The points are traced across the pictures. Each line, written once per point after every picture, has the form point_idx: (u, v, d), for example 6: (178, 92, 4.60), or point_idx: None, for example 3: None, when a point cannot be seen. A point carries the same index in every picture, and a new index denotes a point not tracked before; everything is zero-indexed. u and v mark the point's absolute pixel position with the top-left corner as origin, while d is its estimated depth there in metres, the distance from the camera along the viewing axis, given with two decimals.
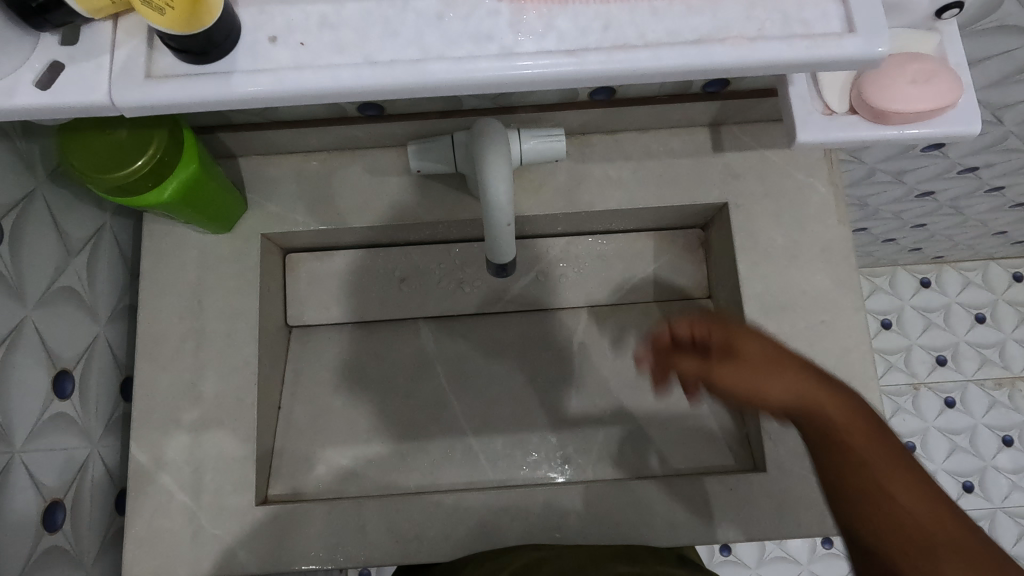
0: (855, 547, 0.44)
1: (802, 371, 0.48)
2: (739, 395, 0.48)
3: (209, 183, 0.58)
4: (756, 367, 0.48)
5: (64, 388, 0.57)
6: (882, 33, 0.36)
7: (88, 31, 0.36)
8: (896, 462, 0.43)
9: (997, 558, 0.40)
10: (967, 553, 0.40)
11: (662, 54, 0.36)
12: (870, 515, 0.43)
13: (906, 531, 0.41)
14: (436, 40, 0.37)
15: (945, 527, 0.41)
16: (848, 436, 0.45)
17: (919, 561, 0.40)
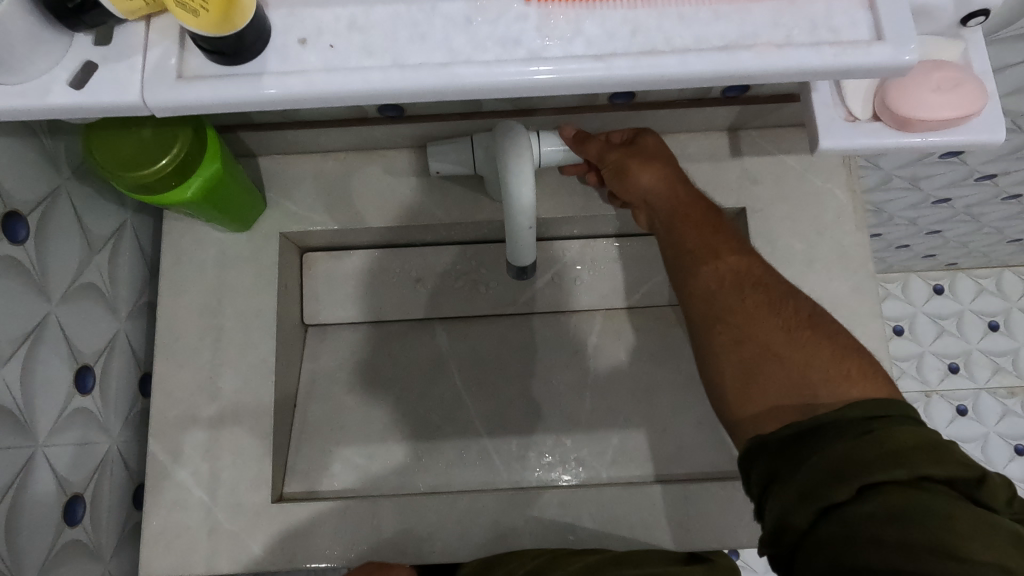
0: (701, 319, 0.54)
1: (674, 182, 0.57)
2: (622, 183, 0.58)
3: (231, 182, 0.59)
4: (639, 165, 0.57)
5: (85, 383, 0.57)
6: (911, 40, 0.36)
7: (122, 31, 0.37)
8: (734, 248, 0.55)
9: (808, 313, 0.51)
10: (777, 307, 0.52)
11: (690, 60, 0.36)
12: (720, 291, 0.53)
13: (744, 294, 0.52)
14: (464, 44, 0.37)
15: (768, 286, 0.53)
16: (706, 236, 0.55)
17: (748, 322, 0.51)
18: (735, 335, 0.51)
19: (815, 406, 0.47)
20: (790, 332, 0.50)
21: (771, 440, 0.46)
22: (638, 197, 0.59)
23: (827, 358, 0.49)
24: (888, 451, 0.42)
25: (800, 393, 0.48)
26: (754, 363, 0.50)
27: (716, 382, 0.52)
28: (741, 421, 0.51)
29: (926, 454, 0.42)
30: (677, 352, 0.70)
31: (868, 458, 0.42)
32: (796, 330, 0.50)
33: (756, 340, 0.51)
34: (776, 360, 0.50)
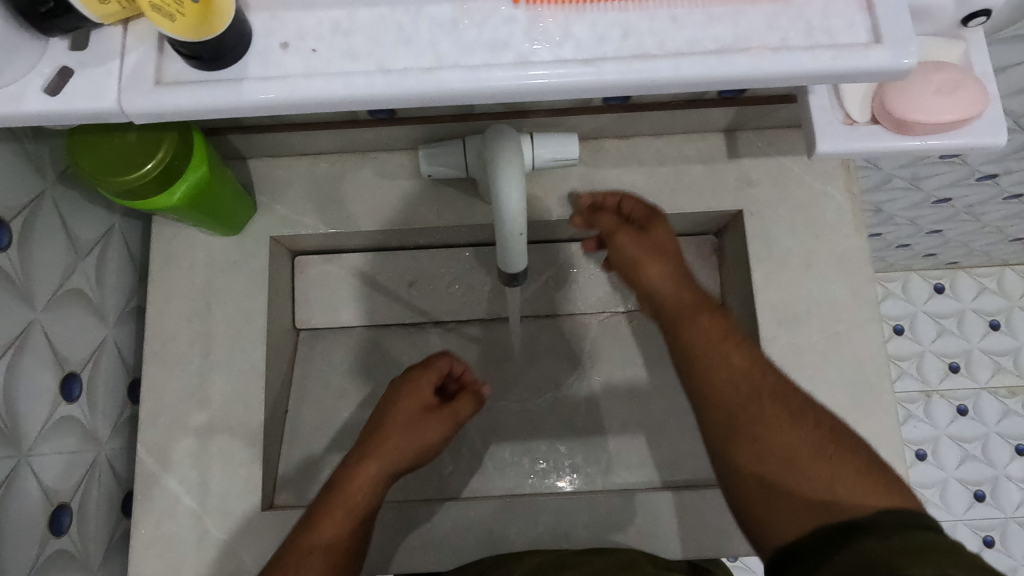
0: (715, 428, 0.51)
1: (679, 280, 0.59)
2: (631, 267, 0.61)
3: (218, 186, 0.58)
4: (646, 250, 0.60)
5: (71, 391, 0.57)
6: (910, 44, 0.35)
7: (98, 35, 0.36)
8: (747, 357, 0.53)
9: (832, 428, 0.48)
10: (797, 420, 0.48)
11: (682, 64, 0.35)
12: (730, 397, 0.51)
13: (757, 402, 0.50)
14: (450, 48, 0.36)
15: (784, 397, 0.50)
16: (715, 339, 0.54)
17: (766, 425, 0.49)
18: (754, 440, 0.48)
19: (837, 514, 0.43)
20: (813, 443, 0.47)
21: (794, 547, 0.44)
22: (646, 284, 0.60)
23: (853, 472, 0.45)
24: (901, 549, 0.37)
25: (822, 504, 0.44)
26: (771, 477, 0.47)
27: (738, 495, 0.49)
28: (763, 536, 0.47)
29: (943, 556, 0.36)
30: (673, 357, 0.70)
31: (876, 555, 0.38)
32: (818, 441, 0.47)
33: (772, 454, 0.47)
34: (796, 472, 0.46)
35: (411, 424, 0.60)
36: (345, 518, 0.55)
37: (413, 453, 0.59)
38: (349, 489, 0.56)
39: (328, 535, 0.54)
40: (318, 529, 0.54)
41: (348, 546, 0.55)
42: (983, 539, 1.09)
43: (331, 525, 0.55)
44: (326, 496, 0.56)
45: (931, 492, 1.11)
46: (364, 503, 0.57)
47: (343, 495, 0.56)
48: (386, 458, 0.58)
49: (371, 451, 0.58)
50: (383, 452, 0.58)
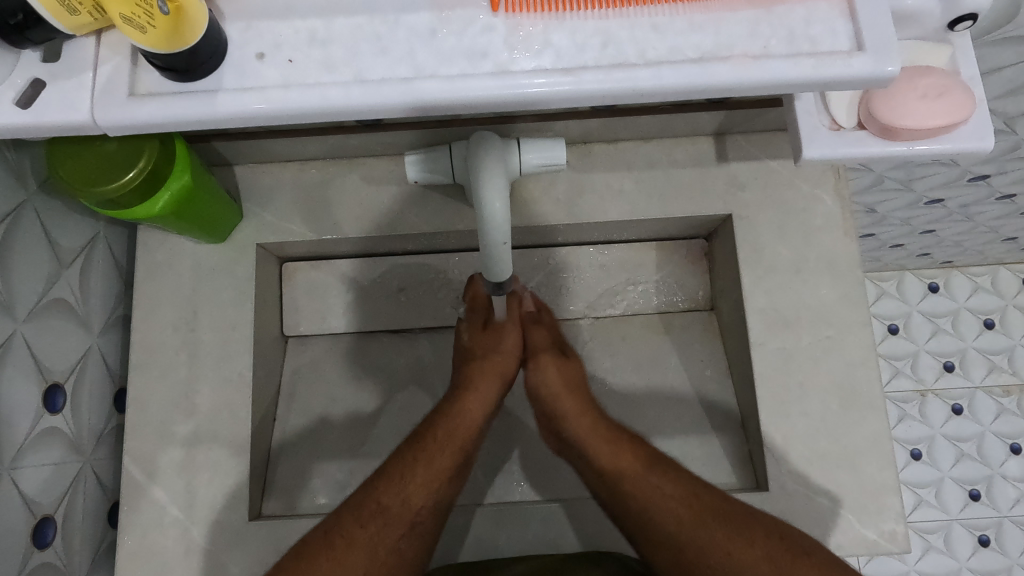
0: (668, 559, 0.58)
1: (595, 417, 0.63)
2: (552, 404, 0.64)
3: (202, 194, 0.57)
4: (562, 384, 0.64)
5: (55, 402, 0.56)
6: (891, 51, 0.35)
7: (71, 47, 0.36)
8: (686, 487, 0.58)
9: (799, 550, 0.53)
10: (766, 550, 0.54)
11: (662, 73, 0.35)
12: (682, 530, 0.58)
13: (707, 529, 0.57)
14: (428, 58, 0.35)
15: (747, 528, 0.55)
16: (644, 473, 0.60)
17: (721, 554, 0.56)
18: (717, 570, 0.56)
19: None
20: (770, 561, 0.54)
21: None
22: (563, 420, 0.63)
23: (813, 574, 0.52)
24: None
25: None
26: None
27: None
28: None
29: None
30: (663, 362, 0.69)
31: None
32: (770, 552, 0.54)
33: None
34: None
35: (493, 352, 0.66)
36: (452, 455, 0.61)
37: (501, 378, 0.65)
38: (454, 424, 0.61)
39: (421, 480, 0.59)
40: (416, 473, 0.59)
41: (453, 475, 0.61)
42: (979, 538, 1.07)
43: (435, 466, 0.60)
44: (432, 428, 0.61)
45: (926, 492, 1.09)
46: (468, 434, 0.62)
47: (450, 429, 0.61)
48: (485, 387, 0.64)
49: (471, 382, 0.63)
50: (480, 383, 0.64)
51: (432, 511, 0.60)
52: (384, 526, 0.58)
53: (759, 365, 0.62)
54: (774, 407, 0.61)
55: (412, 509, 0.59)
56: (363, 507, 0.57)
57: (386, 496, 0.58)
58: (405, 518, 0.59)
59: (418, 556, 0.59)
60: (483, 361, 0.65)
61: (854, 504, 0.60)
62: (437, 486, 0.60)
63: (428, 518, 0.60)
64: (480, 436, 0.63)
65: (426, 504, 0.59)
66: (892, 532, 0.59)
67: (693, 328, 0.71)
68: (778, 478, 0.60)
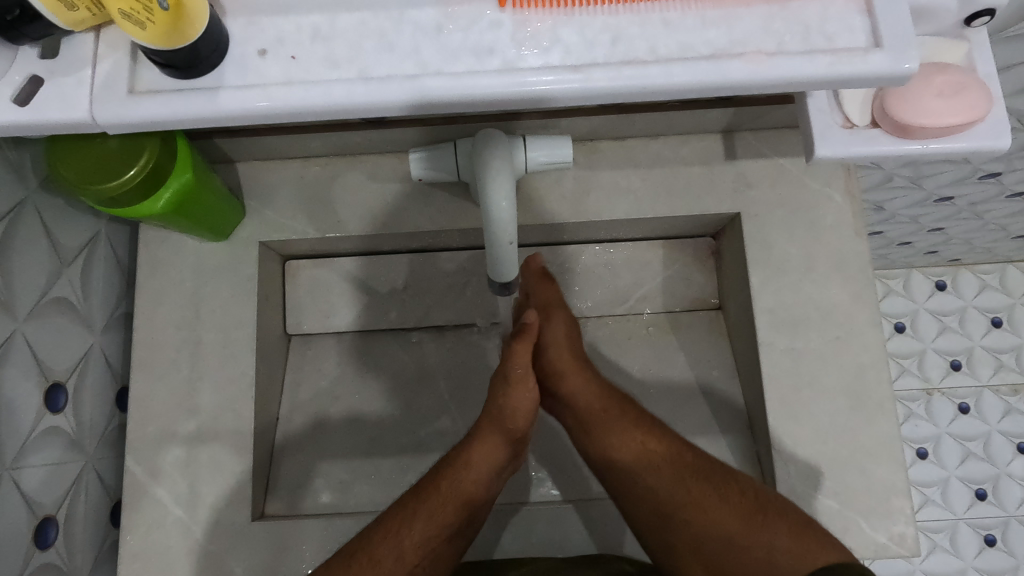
0: (648, 513, 0.59)
1: (591, 376, 0.64)
2: (553, 364, 0.65)
3: (205, 191, 0.57)
4: (566, 341, 0.65)
5: (55, 401, 0.56)
6: (909, 48, 0.34)
7: (69, 43, 0.35)
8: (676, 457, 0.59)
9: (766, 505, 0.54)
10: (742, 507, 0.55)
11: (674, 70, 0.34)
12: (661, 485, 0.59)
13: (684, 484, 0.58)
14: (434, 55, 0.35)
15: (727, 492, 0.56)
16: (631, 428, 0.61)
17: (699, 513, 0.57)
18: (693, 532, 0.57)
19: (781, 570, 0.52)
20: (743, 518, 0.54)
21: None
22: (559, 377, 0.64)
23: (786, 536, 0.52)
24: None
25: None
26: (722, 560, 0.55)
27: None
28: None
29: None
30: (669, 362, 0.69)
31: None
32: (744, 516, 0.54)
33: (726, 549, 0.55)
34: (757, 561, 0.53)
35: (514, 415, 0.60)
36: (452, 506, 0.59)
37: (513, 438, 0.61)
38: (457, 477, 0.60)
39: (418, 531, 0.58)
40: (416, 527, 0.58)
41: (452, 528, 0.59)
42: (985, 538, 1.06)
43: (434, 514, 0.59)
44: (434, 481, 0.60)
45: (932, 492, 1.08)
46: (472, 485, 0.60)
47: (452, 479, 0.60)
48: (492, 450, 0.60)
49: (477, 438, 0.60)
50: (490, 439, 0.60)
51: (428, 564, 0.58)
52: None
53: (767, 366, 0.61)
54: (782, 408, 0.61)
55: (405, 564, 0.57)
56: (354, 558, 0.55)
57: (381, 549, 0.56)
58: (399, 572, 0.57)
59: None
60: (496, 418, 0.60)
61: (862, 506, 0.59)
62: (434, 535, 0.59)
63: (424, 571, 0.58)
64: (483, 493, 0.61)
65: (422, 556, 0.58)
66: (901, 536, 0.58)
67: (700, 327, 0.70)
68: (786, 481, 0.59)
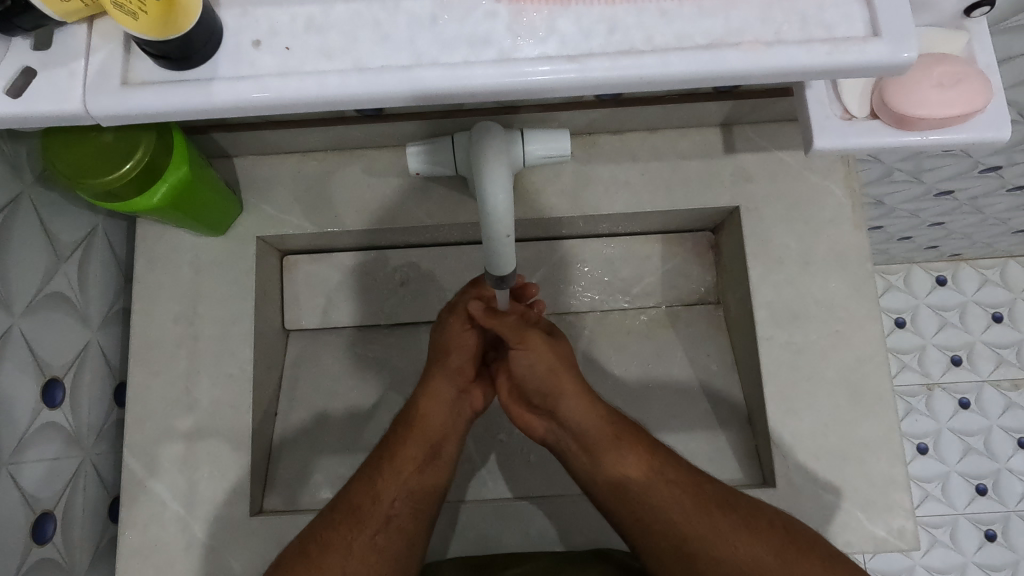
0: (670, 544, 0.58)
1: (594, 400, 0.61)
2: (548, 386, 0.61)
3: (202, 185, 0.56)
4: (553, 361, 0.61)
5: (53, 396, 0.56)
6: (908, 37, 0.34)
7: (63, 34, 0.35)
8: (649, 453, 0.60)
9: (785, 526, 0.55)
10: (752, 525, 0.56)
11: (671, 60, 0.34)
12: (677, 512, 0.58)
13: (693, 507, 0.58)
14: (429, 45, 0.34)
15: (699, 490, 0.58)
16: (638, 454, 0.60)
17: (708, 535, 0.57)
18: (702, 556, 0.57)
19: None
20: (749, 534, 0.55)
21: None
22: (559, 402, 0.61)
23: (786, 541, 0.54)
24: None
25: None
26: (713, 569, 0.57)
27: None
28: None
29: None
30: (669, 356, 0.69)
31: None
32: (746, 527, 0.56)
33: (721, 558, 0.57)
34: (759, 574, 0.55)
35: (452, 349, 0.63)
36: (417, 448, 0.61)
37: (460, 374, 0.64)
38: (411, 419, 0.62)
39: (388, 474, 0.60)
40: (393, 472, 0.60)
41: (422, 468, 0.61)
42: (985, 533, 1.06)
43: (401, 459, 0.60)
44: (397, 430, 0.62)
45: (932, 487, 1.08)
46: (432, 425, 0.62)
47: (413, 425, 0.61)
48: (444, 391, 0.63)
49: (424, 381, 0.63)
50: (435, 379, 0.62)
51: (407, 504, 0.60)
52: (357, 522, 0.58)
53: (766, 360, 0.61)
54: (782, 402, 0.60)
55: (382, 506, 0.59)
56: (335, 509, 0.58)
57: (360, 495, 0.59)
58: (379, 514, 0.59)
59: (400, 552, 0.59)
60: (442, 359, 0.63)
61: (862, 500, 0.59)
62: (407, 479, 0.60)
63: (403, 510, 0.60)
64: (445, 431, 0.62)
65: (399, 497, 0.60)
66: (901, 529, 0.58)
67: (699, 322, 0.70)
68: (785, 474, 0.59)
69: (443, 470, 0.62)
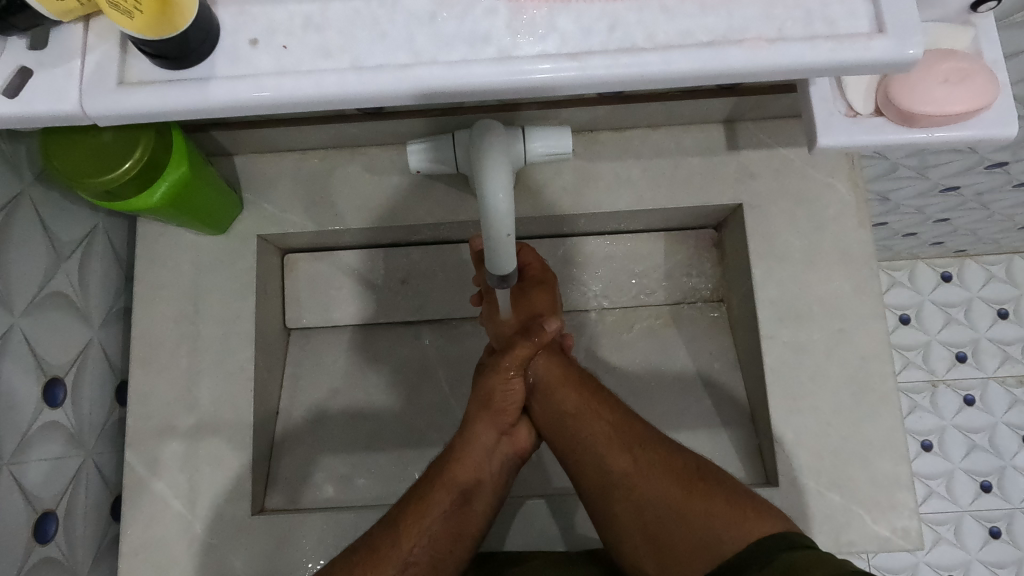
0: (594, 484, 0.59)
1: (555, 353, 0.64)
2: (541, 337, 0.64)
3: (201, 184, 0.56)
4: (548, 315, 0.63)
5: (55, 396, 0.56)
6: (914, 33, 0.33)
7: (59, 34, 0.35)
8: (593, 397, 0.61)
9: (697, 465, 0.57)
10: (668, 463, 0.57)
11: (673, 58, 0.33)
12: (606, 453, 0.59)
13: (626, 452, 0.58)
14: (428, 43, 0.34)
15: (632, 437, 0.59)
16: (581, 397, 0.61)
17: (639, 482, 0.57)
18: (631, 502, 0.57)
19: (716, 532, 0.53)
20: (676, 483, 0.56)
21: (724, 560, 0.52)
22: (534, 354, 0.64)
23: (718, 498, 0.54)
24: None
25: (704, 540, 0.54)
26: (624, 499, 0.58)
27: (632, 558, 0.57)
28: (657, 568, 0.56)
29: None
30: (671, 353, 0.68)
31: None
32: (673, 478, 0.56)
33: (634, 492, 0.57)
34: (671, 510, 0.56)
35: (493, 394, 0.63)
36: (446, 493, 0.60)
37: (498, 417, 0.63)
38: (446, 461, 0.61)
39: (412, 517, 0.58)
40: (416, 518, 0.58)
41: (449, 514, 0.60)
42: (990, 530, 1.06)
43: (428, 504, 0.59)
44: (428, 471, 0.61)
45: (937, 483, 1.08)
46: (464, 471, 0.61)
47: (445, 470, 0.60)
48: (484, 434, 0.62)
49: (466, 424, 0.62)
50: (476, 420, 0.62)
51: (427, 551, 0.58)
52: (374, 569, 0.55)
53: (769, 358, 0.61)
54: (786, 401, 0.60)
55: (403, 550, 0.57)
56: (354, 555, 0.55)
57: (380, 540, 0.56)
58: (398, 559, 0.56)
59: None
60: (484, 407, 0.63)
61: (866, 499, 0.58)
62: (430, 524, 0.58)
63: (422, 557, 0.58)
64: (479, 479, 0.61)
65: (419, 543, 0.58)
66: (905, 529, 0.58)
67: (701, 319, 0.69)
68: (788, 474, 0.59)
69: (468, 520, 0.60)
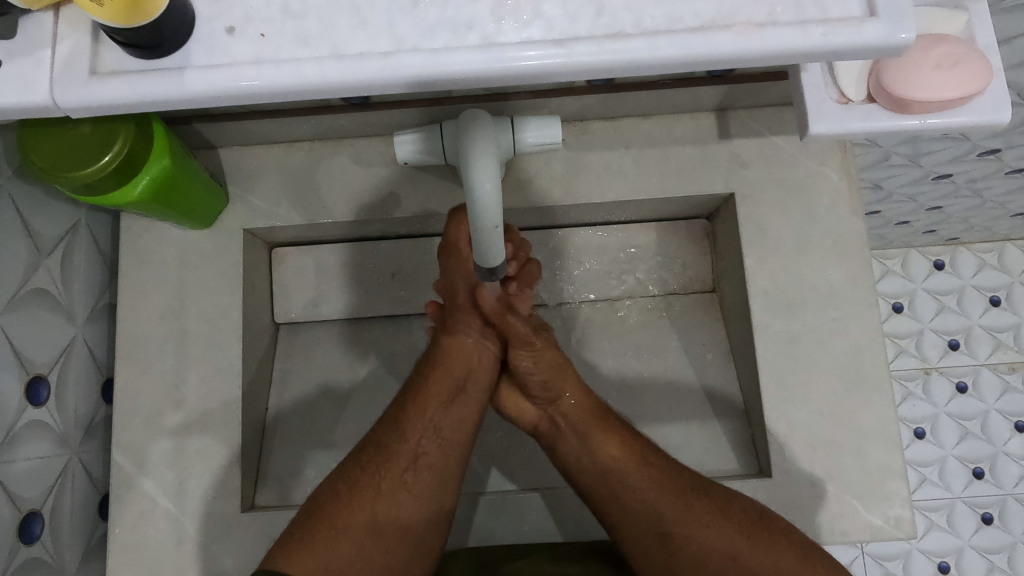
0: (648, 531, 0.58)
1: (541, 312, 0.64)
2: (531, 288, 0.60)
3: (185, 178, 0.55)
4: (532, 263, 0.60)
5: (38, 395, 0.55)
6: (906, 18, 0.32)
7: (28, 24, 0.34)
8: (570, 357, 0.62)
9: (757, 512, 0.56)
10: (723, 509, 0.56)
11: (660, 44, 0.32)
12: (662, 499, 0.58)
13: (687, 500, 0.57)
14: (410, 30, 0.33)
15: (702, 487, 0.58)
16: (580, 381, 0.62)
17: (700, 529, 0.57)
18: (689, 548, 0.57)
19: None
20: (742, 534, 0.55)
21: None
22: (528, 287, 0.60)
23: (789, 555, 0.54)
24: None
25: None
26: (685, 549, 0.57)
27: None
28: None
29: None
30: (664, 344, 0.68)
31: None
32: (733, 523, 0.56)
33: (691, 538, 0.57)
34: (729, 556, 0.56)
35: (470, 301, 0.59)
36: (441, 387, 0.60)
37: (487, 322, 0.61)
38: (439, 357, 0.61)
39: (417, 414, 0.60)
40: (419, 411, 0.60)
41: (449, 405, 0.61)
42: (982, 516, 1.06)
43: (426, 397, 0.60)
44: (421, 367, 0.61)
45: (929, 471, 1.08)
46: (461, 362, 0.61)
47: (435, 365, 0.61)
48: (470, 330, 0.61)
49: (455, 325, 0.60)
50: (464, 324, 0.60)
51: (434, 442, 0.60)
52: (386, 464, 0.59)
53: (761, 349, 0.60)
54: (778, 392, 0.60)
55: (411, 445, 0.59)
56: (365, 450, 0.59)
57: (386, 436, 0.59)
58: (407, 453, 0.59)
59: (431, 486, 0.60)
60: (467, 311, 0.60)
61: (860, 489, 0.58)
62: (434, 416, 0.60)
63: (431, 448, 0.60)
64: (479, 366, 0.62)
65: (425, 436, 0.60)
66: (898, 518, 0.58)
67: (694, 310, 0.69)
68: (781, 464, 0.59)
69: (471, 407, 0.62)
